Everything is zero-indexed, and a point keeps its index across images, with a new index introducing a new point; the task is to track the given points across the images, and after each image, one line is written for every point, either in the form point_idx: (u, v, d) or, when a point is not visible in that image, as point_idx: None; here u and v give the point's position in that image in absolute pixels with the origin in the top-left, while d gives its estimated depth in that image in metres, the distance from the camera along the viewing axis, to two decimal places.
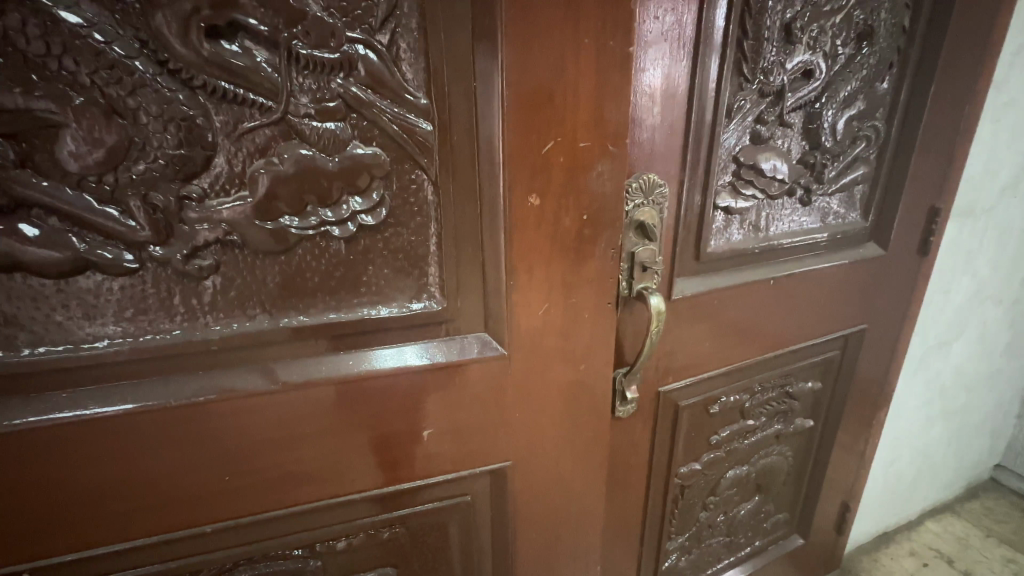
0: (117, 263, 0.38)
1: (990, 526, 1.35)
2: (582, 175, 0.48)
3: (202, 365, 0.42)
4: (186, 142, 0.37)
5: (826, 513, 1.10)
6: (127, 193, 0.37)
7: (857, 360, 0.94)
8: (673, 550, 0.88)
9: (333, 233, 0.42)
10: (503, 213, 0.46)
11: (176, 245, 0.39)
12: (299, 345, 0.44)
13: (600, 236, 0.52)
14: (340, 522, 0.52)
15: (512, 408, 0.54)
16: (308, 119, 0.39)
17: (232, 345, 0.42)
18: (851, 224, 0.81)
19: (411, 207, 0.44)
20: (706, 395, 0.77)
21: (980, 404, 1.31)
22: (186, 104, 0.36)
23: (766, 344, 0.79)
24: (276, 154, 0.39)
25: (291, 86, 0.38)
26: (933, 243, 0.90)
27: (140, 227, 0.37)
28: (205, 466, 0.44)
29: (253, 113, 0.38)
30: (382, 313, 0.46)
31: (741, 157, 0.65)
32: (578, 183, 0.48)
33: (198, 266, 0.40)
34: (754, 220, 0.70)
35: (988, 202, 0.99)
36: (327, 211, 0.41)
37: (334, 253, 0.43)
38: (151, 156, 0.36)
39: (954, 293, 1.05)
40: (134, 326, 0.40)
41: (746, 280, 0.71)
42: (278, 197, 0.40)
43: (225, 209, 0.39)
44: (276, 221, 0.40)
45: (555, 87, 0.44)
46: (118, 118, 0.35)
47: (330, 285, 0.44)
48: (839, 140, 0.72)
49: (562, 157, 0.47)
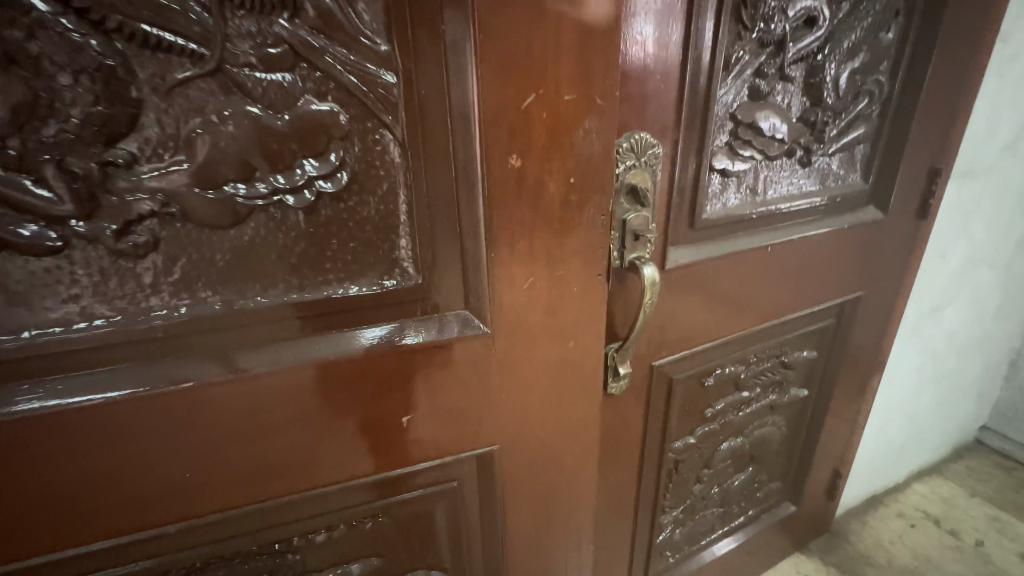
0: (37, 241, 0.33)
1: (974, 486, 1.38)
2: (567, 134, 0.44)
3: (148, 354, 0.38)
4: (105, 97, 0.32)
5: (818, 479, 1.10)
6: (40, 158, 0.32)
7: (852, 327, 0.92)
8: (667, 524, 0.87)
9: (289, 203, 0.38)
10: (479, 178, 0.42)
11: (105, 219, 0.34)
12: (258, 329, 0.40)
13: (588, 200, 0.47)
14: (317, 515, 0.49)
15: (497, 389, 0.51)
16: (249, 69, 0.34)
17: (180, 331, 0.38)
18: (850, 186, 0.77)
19: (376, 171, 0.39)
20: (700, 368, 0.75)
21: (969, 368, 1.31)
22: (101, 52, 0.31)
23: (761, 314, 0.77)
24: (214, 110, 0.34)
25: (226, 30, 0.33)
26: (932, 205, 0.87)
27: (59, 199, 0.32)
28: (166, 462, 0.40)
29: (183, 63, 0.32)
30: (351, 293, 0.42)
31: (739, 115, 0.60)
32: (561, 144, 0.44)
33: (137, 244, 0.35)
34: (751, 183, 0.66)
35: (987, 161, 0.95)
36: (278, 177, 0.37)
37: (292, 226, 0.39)
38: (64, 114, 0.31)
39: (950, 257, 1.03)
40: (66, 313, 0.35)
41: (741, 247, 0.68)
42: (221, 161, 0.35)
43: (159, 177, 0.34)
44: (221, 190, 0.35)
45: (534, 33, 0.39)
46: (18, 69, 0.30)
47: (290, 262, 0.39)
48: (842, 95, 0.68)
49: (545, 113, 0.42)
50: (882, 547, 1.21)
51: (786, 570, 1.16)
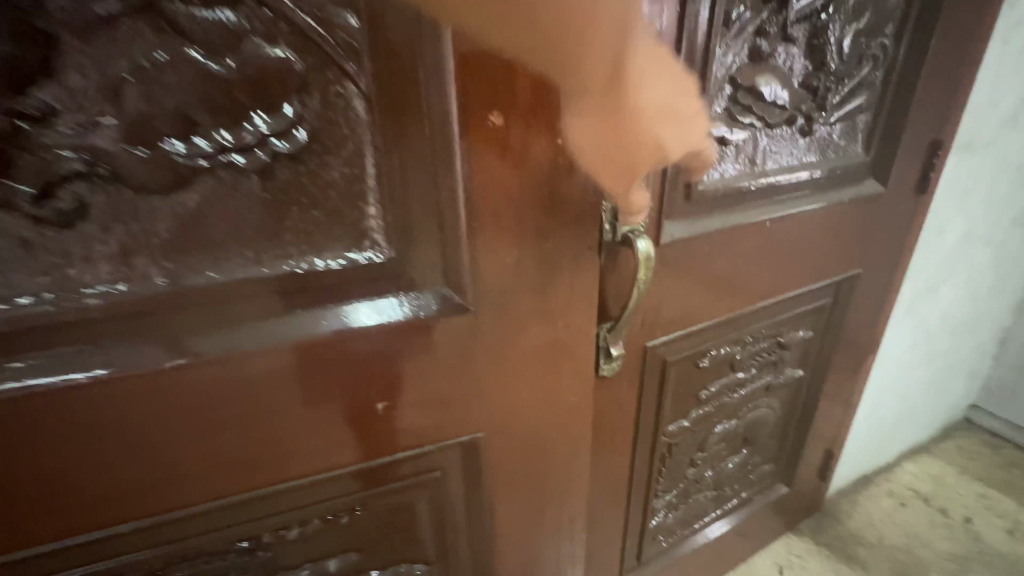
0: None
1: (963, 464, 1.38)
2: (554, 90, 0.39)
3: (84, 336, 0.33)
4: (11, 35, 0.27)
5: (811, 460, 1.09)
6: None
7: (849, 306, 0.90)
8: (660, 508, 0.85)
9: (239, 164, 0.33)
10: (457, 138, 0.38)
11: (22, 182, 0.29)
12: (211, 309, 0.36)
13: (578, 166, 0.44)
14: (288, 510, 0.45)
15: (482, 373, 0.47)
16: (184, 5, 0.29)
17: (121, 311, 0.34)
18: (851, 158, 0.74)
19: (340, 129, 0.35)
20: (695, 349, 0.72)
21: (961, 347, 1.30)
22: None
23: (758, 293, 0.74)
24: (145, 54, 0.29)
25: None
26: (932, 179, 0.84)
27: None
28: (119, 454, 0.37)
29: None
30: (314, 269, 0.38)
31: (738, 78, 0.56)
32: (548, 101, 0.40)
33: (59, 208, 0.31)
34: (750, 153, 0.62)
35: (987, 135, 0.93)
36: (224, 134, 0.32)
37: (244, 191, 0.34)
38: None
39: (946, 234, 1.01)
40: None
41: (739, 221, 0.64)
42: (157, 114, 0.30)
43: (84, 132, 0.29)
44: (158, 147, 0.31)
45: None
46: None
47: (245, 233, 0.35)
48: (845, 60, 0.64)
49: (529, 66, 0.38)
50: (873, 526, 1.21)
51: (779, 551, 1.16)
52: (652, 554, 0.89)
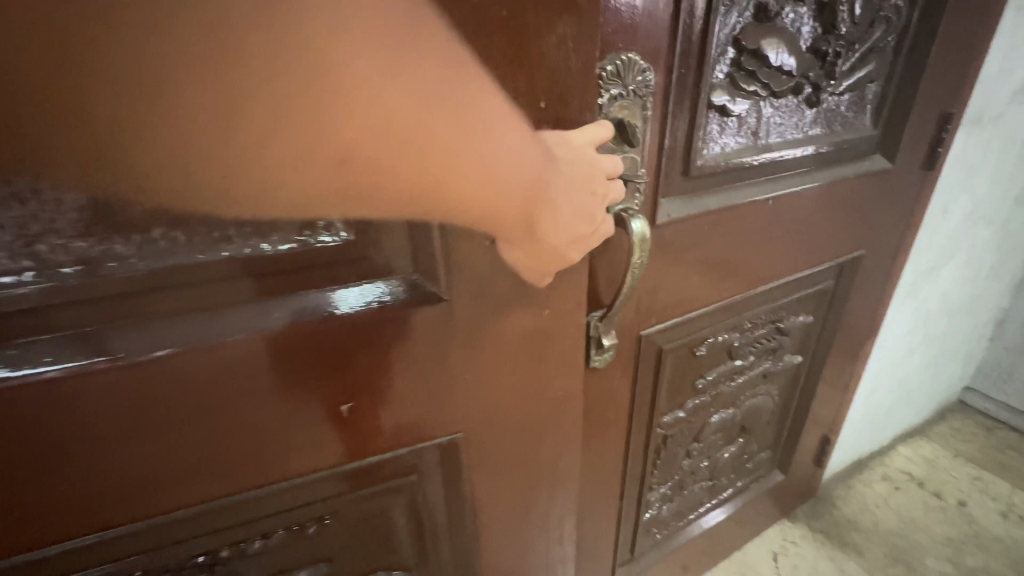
0: None
1: (957, 446, 1.37)
2: (535, 43, 0.34)
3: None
4: None
5: (807, 446, 1.07)
6: None
7: (851, 289, 0.86)
8: (654, 501, 0.82)
9: None
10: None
11: None
12: (140, 299, 0.31)
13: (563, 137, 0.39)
14: (247, 522, 0.41)
15: (460, 367, 0.43)
16: None
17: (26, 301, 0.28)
18: (858, 132, 0.69)
19: None
20: (691, 337, 0.68)
21: (958, 329, 1.28)
22: None
23: (758, 276, 0.70)
24: None
25: None
26: (940, 154, 0.80)
27: None
28: (38, 470, 0.31)
29: None
30: (261, 252, 0.33)
31: (742, 40, 0.51)
32: (530, 57, 0.34)
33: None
34: (753, 125, 0.58)
35: (997, 108, 0.88)
36: None
37: None
38: None
39: (950, 213, 0.97)
40: None
41: (740, 199, 0.60)
42: None
43: None
44: None
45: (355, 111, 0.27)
46: None
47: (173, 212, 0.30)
48: (856, 23, 0.59)
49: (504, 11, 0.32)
50: (868, 510, 1.20)
51: (773, 537, 1.14)
52: (646, 546, 0.86)
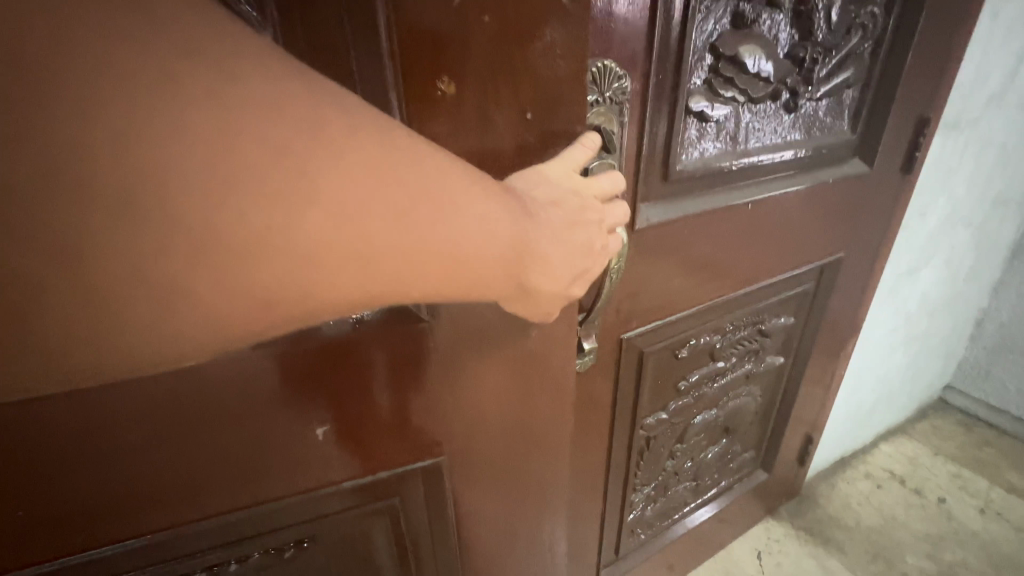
0: None
1: (937, 444, 1.40)
2: (520, 43, 0.33)
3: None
4: None
5: (790, 445, 1.08)
6: None
7: (832, 291, 0.87)
8: (638, 502, 0.83)
9: None
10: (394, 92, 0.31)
11: None
12: None
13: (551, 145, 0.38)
14: (222, 546, 0.40)
15: (440, 386, 0.42)
16: None
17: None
18: (836, 137, 0.70)
19: None
20: (673, 339, 0.69)
21: (939, 329, 1.30)
22: None
23: (738, 279, 0.71)
24: None
25: None
26: (917, 159, 0.81)
27: None
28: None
29: None
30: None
31: (719, 47, 0.52)
32: (513, 59, 0.33)
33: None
34: (731, 130, 0.58)
35: (974, 112, 0.90)
36: None
37: None
38: None
39: (928, 216, 0.99)
40: None
41: (719, 203, 0.60)
42: None
43: None
44: None
45: (284, 213, 0.23)
46: None
47: None
48: (833, 30, 0.60)
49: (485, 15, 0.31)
50: (850, 508, 1.22)
51: (757, 536, 1.16)
52: (630, 547, 0.87)
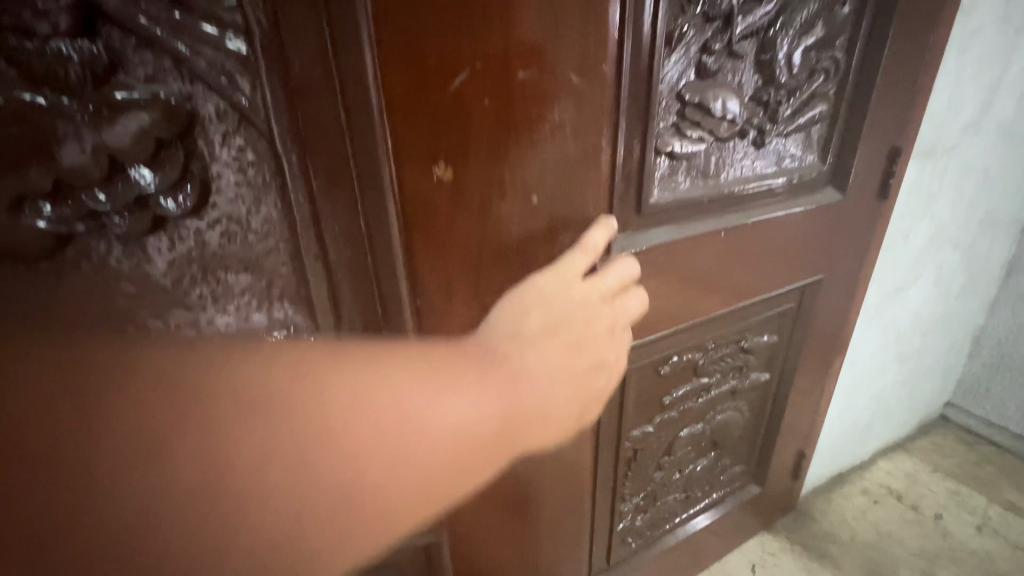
0: (79, 238, 0.48)
1: (937, 461, 1.41)
2: (520, 135, 0.51)
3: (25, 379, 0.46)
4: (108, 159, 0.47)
5: (782, 460, 1.11)
6: (72, 201, 0.47)
7: (815, 310, 0.91)
8: (627, 512, 0.87)
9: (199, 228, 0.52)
10: (406, 158, 0.52)
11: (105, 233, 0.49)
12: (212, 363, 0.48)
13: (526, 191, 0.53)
14: None
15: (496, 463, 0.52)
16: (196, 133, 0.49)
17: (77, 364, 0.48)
18: (808, 168, 0.75)
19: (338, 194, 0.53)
20: (656, 356, 0.73)
21: (934, 347, 1.32)
22: (70, 114, 0.44)
23: (718, 300, 0.75)
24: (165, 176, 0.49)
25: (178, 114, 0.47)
26: (892, 185, 0.86)
27: (86, 230, 0.48)
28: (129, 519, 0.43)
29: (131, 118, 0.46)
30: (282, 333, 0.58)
31: (685, 94, 0.58)
32: (518, 146, 0.51)
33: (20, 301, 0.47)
34: (702, 166, 0.64)
35: (950, 139, 0.94)
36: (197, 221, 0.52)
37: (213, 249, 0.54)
38: (73, 166, 0.46)
39: (912, 238, 1.03)
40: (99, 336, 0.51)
41: (693, 232, 0.66)
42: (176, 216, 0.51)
43: (136, 223, 0.50)
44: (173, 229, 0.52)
45: (403, 409, 0.47)
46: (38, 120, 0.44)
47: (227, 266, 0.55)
48: (796, 73, 0.65)
49: (491, 121, 0.50)
50: (845, 523, 1.24)
51: (752, 549, 1.18)
52: (621, 556, 0.91)
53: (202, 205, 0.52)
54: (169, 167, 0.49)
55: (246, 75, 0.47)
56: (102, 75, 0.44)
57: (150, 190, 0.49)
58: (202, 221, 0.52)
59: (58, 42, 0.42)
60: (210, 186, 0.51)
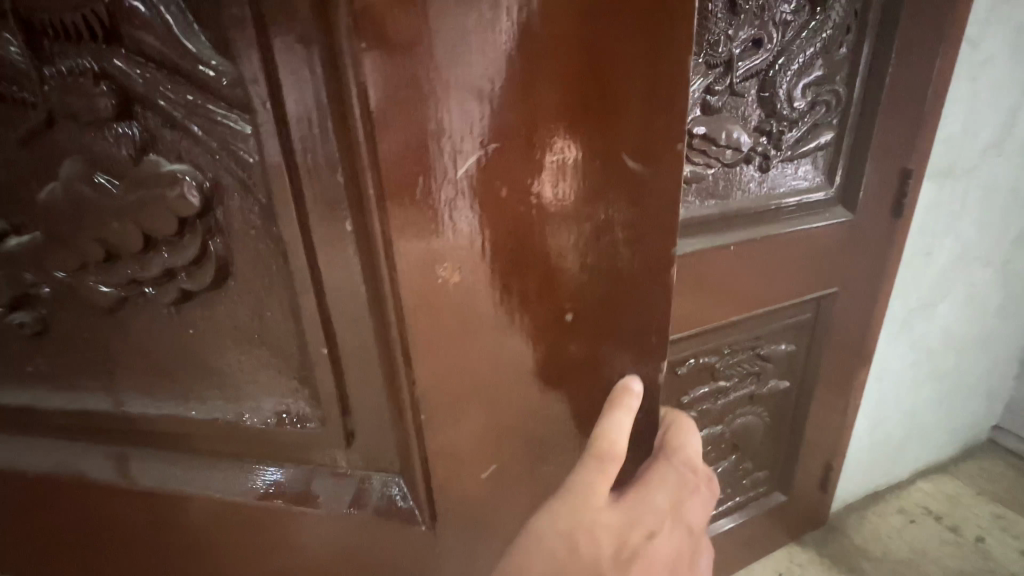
0: (103, 295, 0.42)
1: (982, 485, 1.37)
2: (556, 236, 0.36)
3: (114, 414, 0.48)
4: (95, 180, 0.37)
5: (809, 471, 1.14)
6: (74, 240, 0.39)
7: (832, 322, 0.96)
8: None
9: (182, 278, 0.41)
10: (406, 277, 0.35)
11: (112, 277, 0.41)
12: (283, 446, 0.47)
13: (557, 312, 0.38)
14: None
15: None
16: (200, 152, 0.36)
17: (139, 427, 0.48)
18: (815, 188, 0.83)
19: (339, 287, 0.39)
20: (672, 357, 0.82)
21: (973, 366, 1.31)
22: (92, 136, 0.36)
23: (732, 309, 0.82)
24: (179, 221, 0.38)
25: (191, 149, 0.36)
26: (906, 205, 0.91)
27: (111, 288, 0.42)
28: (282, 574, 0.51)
29: (162, 156, 0.36)
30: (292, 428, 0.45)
31: (692, 128, 0.67)
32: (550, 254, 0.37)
33: (123, 375, 0.47)
34: (711, 188, 0.72)
35: (969, 161, 0.98)
36: (192, 275, 0.40)
37: (232, 323, 0.43)
38: (63, 187, 0.38)
39: (936, 255, 1.06)
40: (167, 398, 0.47)
41: (703, 246, 0.74)
42: (175, 265, 0.40)
43: (149, 268, 0.40)
44: (174, 277, 0.41)
45: None
46: (70, 145, 0.37)
47: (246, 339, 0.43)
48: (796, 106, 0.74)
49: (516, 214, 0.35)
50: (878, 540, 1.24)
51: (779, 559, 1.20)
52: None
53: (218, 287, 0.41)
54: (183, 246, 0.39)
55: (253, 138, 0.35)
56: (133, 153, 0.36)
57: (172, 270, 0.40)
58: (221, 306, 0.42)
59: (87, 102, 0.35)
60: (227, 271, 0.40)
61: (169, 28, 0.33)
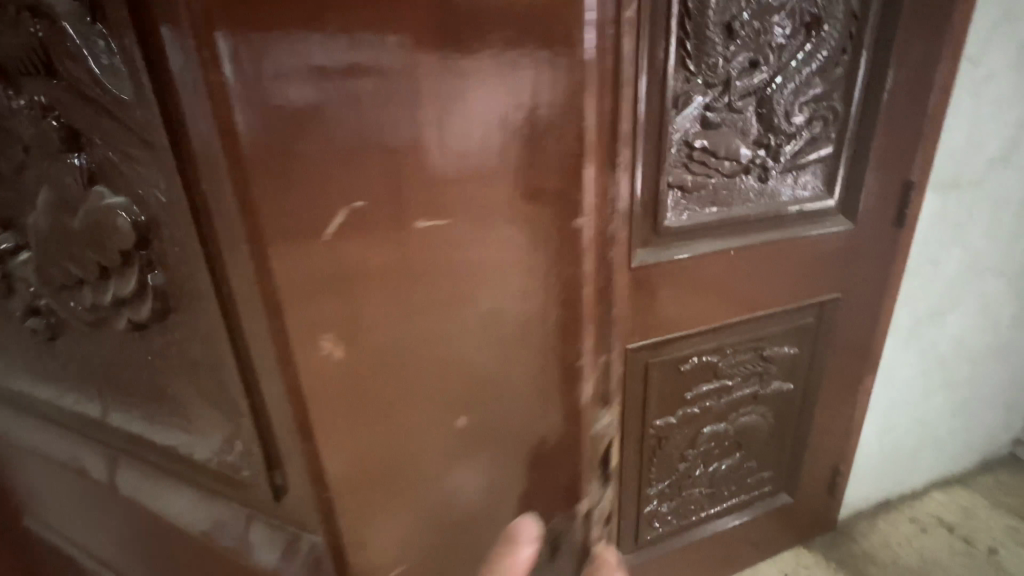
0: (77, 312, 0.48)
1: (999, 498, 1.36)
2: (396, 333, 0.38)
3: (103, 421, 0.54)
4: (63, 209, 0.42)
5: (815, 474, 1.16)
6: (58, 263, 0.45)
7: (835, 326, 1.00)
8: (654, 496, 0.99)
9: (131, 306, 0.44)
10: (296, 352, 0.37)
11: (83, 295, 0.46)
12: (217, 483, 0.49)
13: (450, 403, 0.40)
14: None
15: None
16: (130, 184, 0.38)
17: (119, 435, 0.54)
18: (815, 198, 0.87)
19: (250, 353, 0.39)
20: (676, 354, 0.87)
21: (989, 377, 1.31)
22: (56, 168, 0.41)
23: (732, 310, 0.87)
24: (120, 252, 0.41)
25: (120, 181, 0.38)
26: (908, 215, 0.95)
27: (82, 306, 0.47)
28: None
29: (101, 188, 0.39)
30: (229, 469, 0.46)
31: (692, 142, 0.73)
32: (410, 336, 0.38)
33: (105, 384, 0.52)
34: (712, 197, 0.78)
35: (974, 173, 1.01)
36: (137, 302, 0.43)
37: (172, 351, 0.45)
38: (45, 216, 0.43)
39: (944, 264, 1.08)
40: (140, 414, 0.51)
41: (705, 249, 0.80)
42: (122, 289, 0.43)
43: (104, 292, 0.44)
44: (121, 302, 0.44)
45: None
46: (43, 172, 0.42)
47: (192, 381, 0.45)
48: (794, 121, 0.79)
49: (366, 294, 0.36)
50: (888, 547, 1.24)
51: (786, 560, 1.22)
52: (649, 538, 1.02)
53: (161, 318, 0.43)
54: (126, 274, 0.42)
55: (158, 175, 0.36)
56: (82, 181, 0.40)
57: (120, 297, 0.44)
58: (163, 331, 0.44)
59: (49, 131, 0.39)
60: (159, 303, 0.42)
61: (93, 73, 0.35)
